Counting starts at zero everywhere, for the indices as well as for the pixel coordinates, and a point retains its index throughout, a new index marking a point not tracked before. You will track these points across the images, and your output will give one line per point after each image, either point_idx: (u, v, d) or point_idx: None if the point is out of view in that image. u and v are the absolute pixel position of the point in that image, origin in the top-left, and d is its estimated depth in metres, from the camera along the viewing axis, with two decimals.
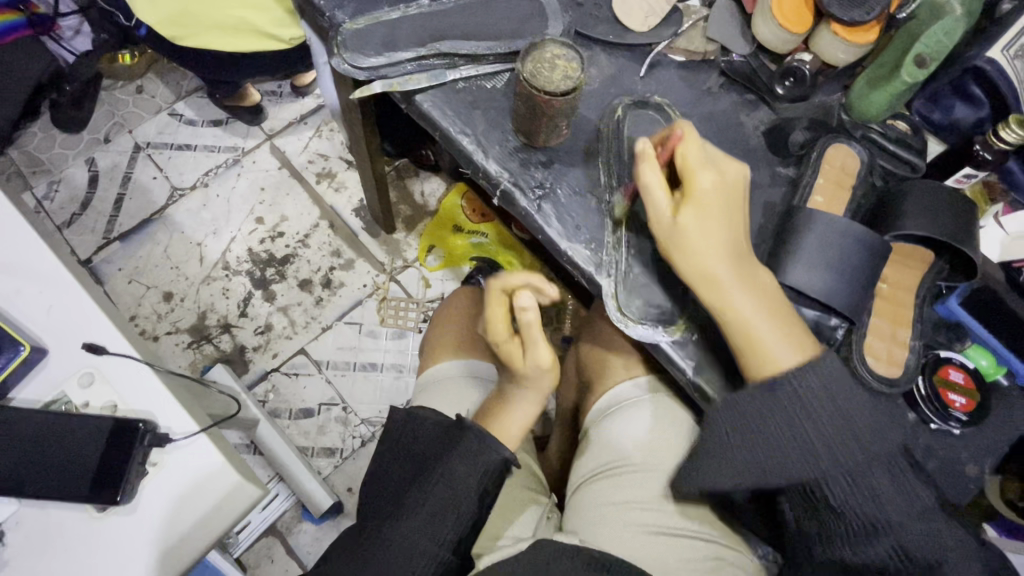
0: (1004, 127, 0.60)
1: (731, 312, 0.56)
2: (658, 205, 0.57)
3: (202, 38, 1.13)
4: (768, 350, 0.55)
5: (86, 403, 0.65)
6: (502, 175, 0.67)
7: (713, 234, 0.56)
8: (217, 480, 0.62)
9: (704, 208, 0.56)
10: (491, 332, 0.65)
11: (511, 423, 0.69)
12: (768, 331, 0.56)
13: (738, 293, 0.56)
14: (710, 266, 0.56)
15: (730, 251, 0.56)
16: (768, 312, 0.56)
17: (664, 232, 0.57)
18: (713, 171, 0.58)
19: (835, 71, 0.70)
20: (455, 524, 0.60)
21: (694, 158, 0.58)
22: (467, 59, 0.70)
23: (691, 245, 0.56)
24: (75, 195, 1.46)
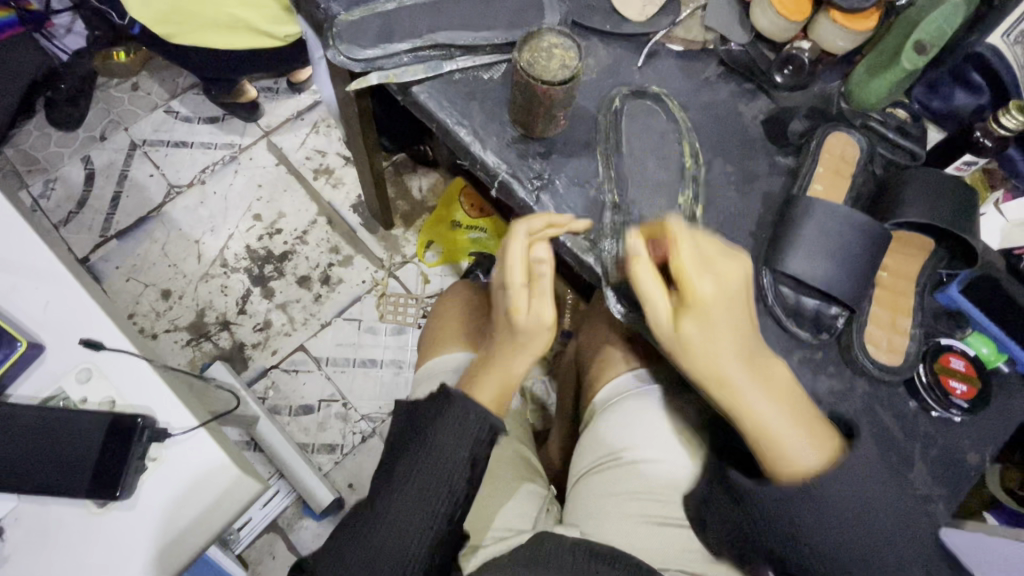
0: (1003, 113, 0.59)
1: (743, 417, 0.53)
2: (658, 311, 0.55)
3: (198, 36, 1.12)
4: (788, 455, 0.52)
5: (84, 399, 0.65)
6: (500, 166, 0.66)
7: (718, 341, 0.53)
8: (217, 474, 0.62)
9: (705, 316, 0.53)
10: (508, 270, 0.60)
11: (506, 373, 0.66)
12: (787, 435, 0.52)
13: (750, 397, 0.53)
14: (717, 371, 0.53)
15: (737, 354, 0.53)
16: (787, 412, 0.53)
17: (667, 340, 0.55)
18: (712, 275, 0.54)
19: (834, 60, 0.70)
20: (450, 496, 0.61)
21: (689, 262, 0.54)
22: (464, 50, 0.69)
23: (696, 351, 0.54)
24: (71, 193, 1.46)
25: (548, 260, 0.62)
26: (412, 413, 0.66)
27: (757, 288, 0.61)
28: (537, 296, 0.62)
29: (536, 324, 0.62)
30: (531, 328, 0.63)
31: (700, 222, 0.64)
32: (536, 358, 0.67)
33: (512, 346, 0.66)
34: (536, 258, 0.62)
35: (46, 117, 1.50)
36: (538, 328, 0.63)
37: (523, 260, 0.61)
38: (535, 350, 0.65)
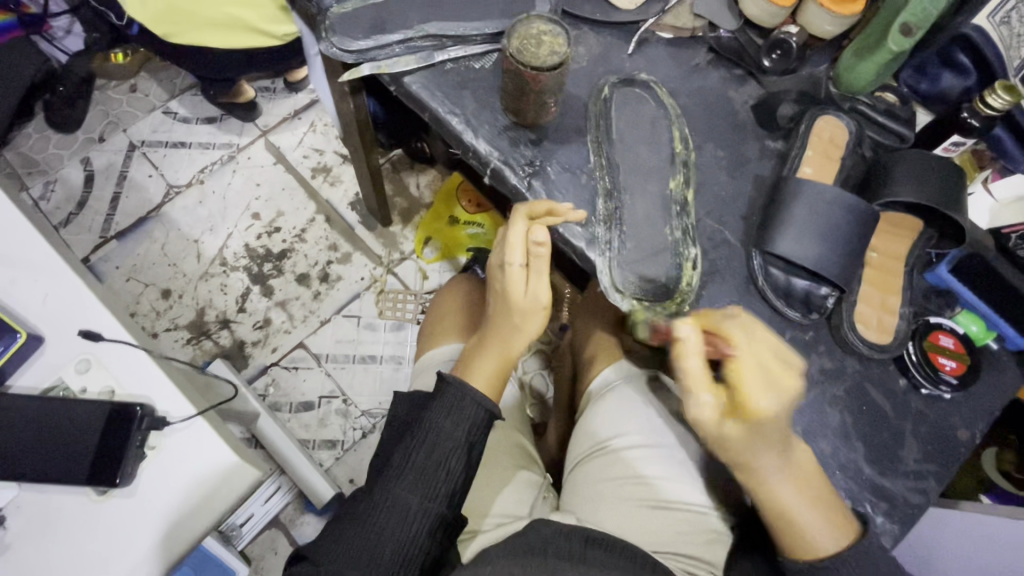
0: (990, 93, 0.60)
1: (767, 505, 0.54)
2: (699, 408, 0.53)
3: (196, 35, 1.13)
4: (806, 540, 0.53)
5: (83, 389, 0.66)
6: (491, 154, 0.67)
7: (759, 443, 0.51)
8: (216, 463, 0.63)
9: (758, 426, 0.50)
10: (509, 253, 0.63)
11: (495, 355, 0.68)
12: (809, 526, 0.52)
13: (781, 488, 0.53)
14: (749, 462, 0.53)
15: (777, 451, 0.52)
16: (813, 503, 0.53)
17: (706, 430, 0.53)
18: (774, 389, 0.50)
19: (822, 45, 0.71)
20: (448, 480, 0.61)
21: (749, 372, 0.50)
22: (455, 41, 0.70)
23: (732, 445, 0.53)
24: (71, 194, 1.47)
25: (547, 244, 0.61)
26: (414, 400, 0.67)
27: (747, 270, 0.62)
28: (534, 277, 0.64)
29: (531, 303, 0.65)
30: (527, 307, 0.66)
31: (691, 206, 0.65)
32: (531, 339, 0.69)
33: (506, 327, 0.68)
34: (535, 240, 0.62)
35: (45, 120, 1.51)
36: (533, 307, 0.66)
37: (523, 243, 0.63)
38: (529, 331, 0.68)
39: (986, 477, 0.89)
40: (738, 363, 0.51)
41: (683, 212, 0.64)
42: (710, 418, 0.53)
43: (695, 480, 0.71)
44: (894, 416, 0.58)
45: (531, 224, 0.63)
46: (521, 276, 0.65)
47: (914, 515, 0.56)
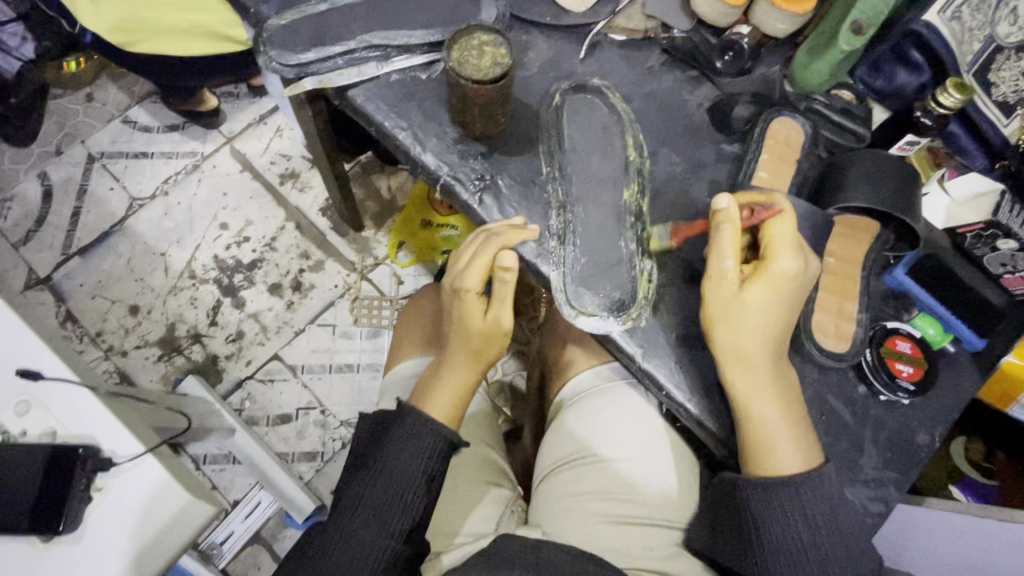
0: (942, 92, 0.58)
1: (753, 404, 0.55)
2: (724, 270, 0.55)
3: (161, 43, 1.03)
4: (772, 450, 0.54)
5: (24, 432, 0.63)
6: (440, 168, 0.65)
7: (765, 315, 0.55)
8: (165, 501, 0.61)
9: (774, 288, 0.54)
10: (463, 280, 0.64)
11: (444, 387, 0.68)
12: (783, 437, 0.54)
13: (762, 382, 0.54)
14: (748, 350, 0.54)
15: (773, 337, 0.55)
16: (787, 419, 0.55)
17: (721, 299, 0.56)
18: (801, 259, 0.55)
19: (776, 43, 0.69)
20: (404, 516, 0.61)
21: (781, 235, 0.55)
22: (401, 50, 0.67)
23: (738, 317, 0.55)
24: (30, 211, 1.41)
25: (514, 271, 0.61)
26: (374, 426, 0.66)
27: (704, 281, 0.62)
28: (498, 301, 0.64)
29: (492, 327, 0.65)
30: (487, 331, 0.65)
31: (646, 216, 0.63)
32: (492, 361, 0.69)
33: (467, 356, 0.68)
34: (503, 266, 0.60)
35: None
36: (494, 330, 0.65)
37: (483, 265, 0.62)
38: (492, 354, 0.68)
39: (957, 468, 0.90)
40: (771, 226, 0.56)
41: (638, 223, 0.63)
42: (730, 285, 0.55)
43: (661, 490, 0.70)
44: (855, 422, 0.57)
45: (495, 245, 0.61)
46: (478, 303, 0.65)
47: (873, 522, 0.56)
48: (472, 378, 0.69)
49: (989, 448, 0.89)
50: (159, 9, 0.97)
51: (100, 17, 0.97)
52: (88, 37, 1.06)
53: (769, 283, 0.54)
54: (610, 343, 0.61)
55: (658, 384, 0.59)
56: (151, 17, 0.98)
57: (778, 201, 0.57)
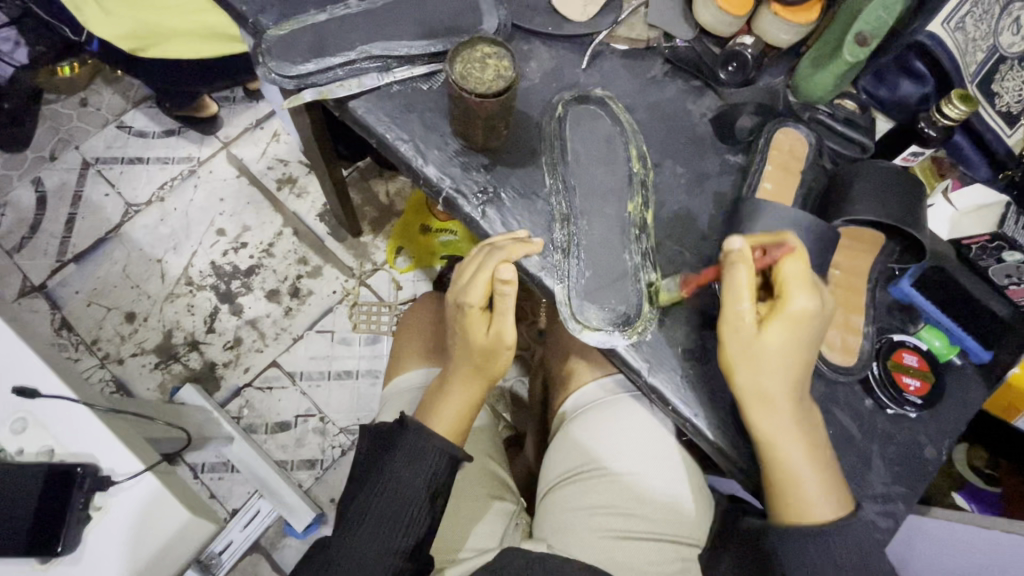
0: (947, 103, 0.58)
1: (782, 457, 0.53)
2: (743, 317, 0.53)
3: (173, 48, 1.00)
4: (801, 497, 0.53)
5: (20, 450, 0.62)
6: (443, 180, 0.64)
7: (787, 358, 0.53)
8: (165, 521, 0.60)
9: (793, 329, 0.53)
10: (467, 297, 0.63)
11: (449, 403, 0.68)
12: (810, 481, 0.53)
13: (787, 427, 0.53)
14: (771, 394, 0.53)
15: (795, 380, 0.53)
16: (815, 463, 0.53)
17: (740, 345, 0.54)
18: (818, 298, 0.53)
19: (779, 53, 0.69)
20: (406, 534, 0.60)
21: (796, 275, 0.53)
22: (402, 61, 0.67)
23: (758, 362, 0.53)
24: (23, 217, 1.40)
25: (513, 283, 0.59)
26: (376, 440, 0.66)
27: (709, 294, 0.61)
28: (500, 316, 0.63)
29: (494, 341, 0.64)
30: (490, 345, 0.65)
31: (650, 228, 0.63)
32: (495, 376, 0.68)
33: (473, 373, 0.67)
34: (502, 278, 0.60)
35: None
36: (497, 346, 0.64)
37: (485, 282, 0.61)
38: (495, 369, 0.67)
39: (959, 474, 0.90)
40: (784, 267, 0.54)
41: (642, 235, 0.62)
42: (750, 332, 0.53)
43: (665, 504, 0.70)
44: (862, 436, 0.57)
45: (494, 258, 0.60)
46: (482, 318, 0.65)
47: (881, 536, 0.56)
48: (476, 394, 0.68)
49: (992, 455, 0.90)
50: (171, 11, 0.96)
51: (114, 25, 0.96)
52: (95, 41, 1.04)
53: (792, 329, 0.53)
54: (615, 357, 0.61)
55: (664, 399, 0.59)
56: (163, 21, 0.97)
57: (790, 239, 0.55)
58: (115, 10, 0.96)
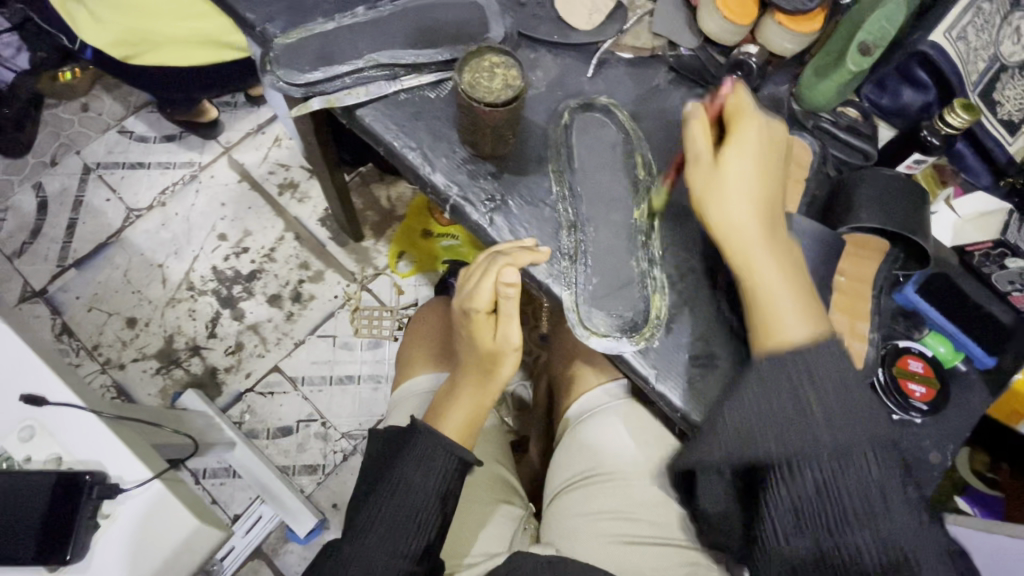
0: (949, 111, 0.59)
1: (755, 277, 0.56)
2: (698, 152, 0.58)
3: (167, 54, 1.00)
4: (777, 316, 0.55)
5: (27, 458, 0.62)
6: (450, 188, 0.65)
7: (749, 180, 0.57)
8: (174, 528, 0.60)
9: (748, 151, 0.57)
10: (473, 303, 0.63)
11: (457, 408, 0.68)
12: (786, 301, 0.55)
13: (758, 250, 0.56)
14: (737, 215, 0.56)
15: (759, 203, 0.57)
16: (790, 283, 0.55)
17: (703, 177, 0.58)
18: (765, 128, 0.58)
19: (783, 62, 0.69)
20: (417, 537, 0.60)
21: (743, 106, 0.59)
22: (409, 69, 0.67)
23: (723, 188, 0.57)
24: (24, 223, 1.40)
25: (517, 285, 0.60)
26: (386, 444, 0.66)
27: (715, 301, 0.62)
28: (506, 319, 0.63)
29: (500, 345, 0.65)
30: (496, 349, 0.65)
31: (656, 235, 0.63)
32: (503, 381, 0.69)
33: (480, 380, 0.68)
34: (505, 282, 0.60)
35: None
36: (504, 349, 0.65)
37: (492, 291, 0.62)
38: (502, 374, 0.67)
39: (960, 478, 0.92)
40: (733, 102, 0.59)
41: (649, 242, 0.63)
42: (707, 166, 0.58)
43: (672, 508, 0.70)
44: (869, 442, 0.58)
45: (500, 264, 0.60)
46: (490, 322, 0.65)
47: None
48: (486, 398, 0.69)
49: (994, 459, 0.91)
50: (165, 17, 0.95)
51: (108, 31, 0.96)
52: (89, 50, 1.00)
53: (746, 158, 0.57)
54: (622, 364, 0.61)
55: (671, 406, 0.59)
56: (158, 28, 0.96)
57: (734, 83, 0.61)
58: (109, 17, 0.95)
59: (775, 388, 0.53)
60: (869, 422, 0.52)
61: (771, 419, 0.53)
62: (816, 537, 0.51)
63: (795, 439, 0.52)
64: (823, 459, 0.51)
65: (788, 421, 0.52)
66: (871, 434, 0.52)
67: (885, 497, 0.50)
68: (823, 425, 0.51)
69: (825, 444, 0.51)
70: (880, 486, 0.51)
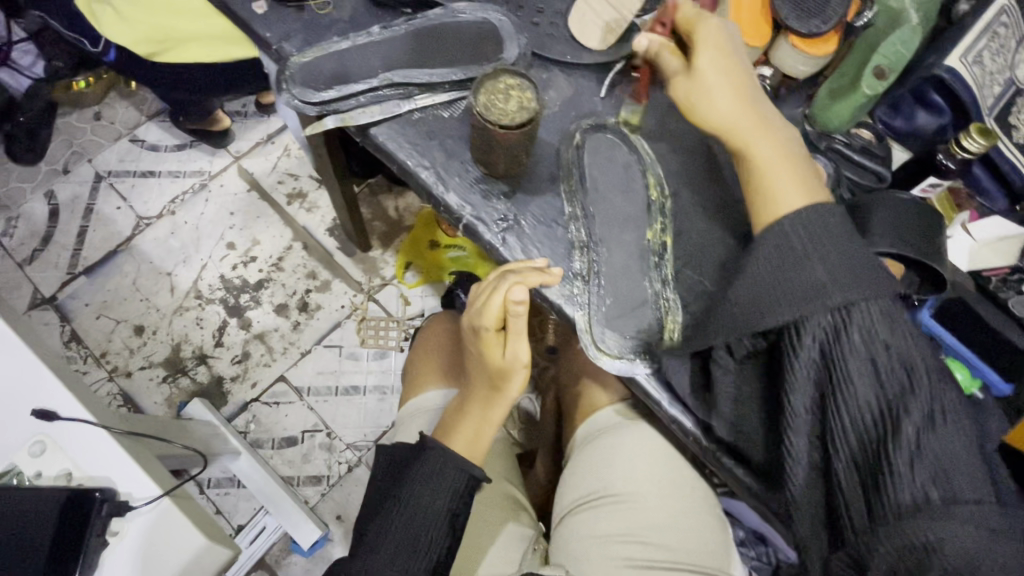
0: (966, 137, 0.61)
1: (753, 163, 0.59)
2: (672, 67, 0.61)
3: (186, 52, 0.94)
4: (777, 196, 0.57)
5: (37, 474, 0.61)
6: (463, 209, 0.65)
7: (724, 76, 0.59)
8: (182, 547, 0.60)
9: (715, 51, 0.59)
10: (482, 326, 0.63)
11: (466, 419, 0.68)
12: (784, 180, 0.57)
13: (752, 140, 0.59)
14: (724, 113, 0.59)
15: (738, 96, 0.59)
16: (785, 164, 0.58)
17: (683, 87, 0.61)
18: (717, 25, 0.61)
19: (797, 84, 0.68)
20: (428, 555, 0.60)
21: (692, 12, 0.62)
22: (423, 89, 0.67)
23: (703, 91, 0.59)
24: (35, 229, 1.40)
25: (526, 303, 0.59)
26: (395, 460, 0.66)
27: None
28: (514, 337, 0.63)
29: (510, 363, 0.64)
30: (505, 367, 0.65)
31: (669, 256, 0.63)
32: (511, 401, 0.68)
33: (491, 397, 0.68)
34: (514, 300, 0.59)
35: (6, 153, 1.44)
36: (513, 366, 0.64)
37: (500, 306, 0.61)
38: (510, 393, 0.67)
39: None
40: (681, 9, 0.62)
41: (661, 262, 0.63)
42: (684, 75, 0.61)
43: (681, 530, 0.70)
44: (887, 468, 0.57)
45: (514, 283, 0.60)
46: (497, 341, 0.65)
47: None
48: (501, 415, 0.69)
49: None
50: (182, 15, 0.91)
51: (132, 30, 0.94)
52: (112, 52, 1.04)
53: (715, 56, 0.59)
54: (635, 387, 0.62)
55: (684, 429, 0.60)
56: (176, 24, 0.92)
57: None
58: (132, 14, 0.93)
59: (776, 257, 0.53)
60: (875, 276, 0.51)
61: (775, 289, 0.52)
62: (829, 402, 0.49)
63: (797, 305, 0.51)
64: (824, 319, 0.50)
65: (788, 288, 0.52)
66: (876, 289, 0.50)
67: (891, 350, 0.49)
68: (829, 283, 0.51)
69: (829, 302, 0.50)
70: (888, 341, 0.49)
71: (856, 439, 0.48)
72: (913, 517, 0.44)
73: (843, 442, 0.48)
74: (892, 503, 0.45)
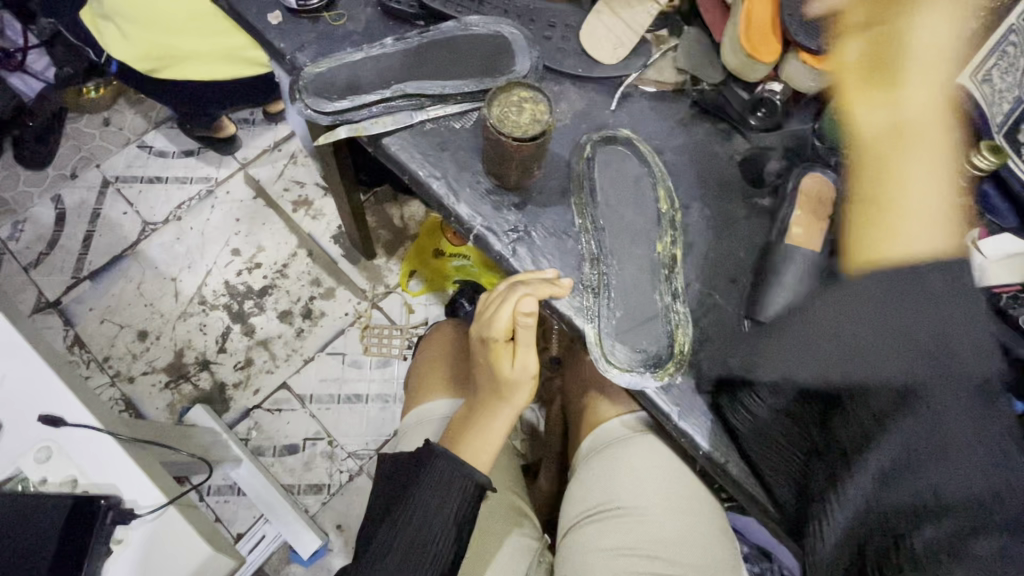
0: None
1: (874, 184, 0.54)
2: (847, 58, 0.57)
3: (189, 70, 0.96)
4: (902, 230, 0.51)
5: (42, 480, 0.61)
6: (474, 219, 0.65)
7: (889, 98, 0.55)
8: (185, 556, 0.59)
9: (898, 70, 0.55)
10: (491, 331, 0.62)
11: (473, 429, 0.68)
12: (916, 219, 0.51)
13: (914, 166, 0.53)
14: (893, 127, 0.54)
15: (920, 116, 0.54)
16: (936, 203, 0.52)
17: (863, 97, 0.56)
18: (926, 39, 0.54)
19: (806, 99, 0.69)
20: (434, 565, 0.59)
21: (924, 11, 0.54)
22: (435, 99, 0.68)
23: (878, 105, 0.55)
24: (42, 234, 1.41)
25: (536, 314, 0.59)
26: (401, 468, 0.65)
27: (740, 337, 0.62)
28: (524, 348, 0.63)
29: (519, 373, 0.64)
30: (514, 377, 0.64)
31: (679, 268, 0.63)
32: (518, 410, 0.68)
33: (497, 405, 0.67)
34: (524, 310, 0.59)
35: (14, 157, 1.45)
36: (522, 377, 0.64)
37: (510, 316, 0.61)
38: (517, 402, 0.67)
39: None
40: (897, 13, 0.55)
41: (671, 275, 0.63)
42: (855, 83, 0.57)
43: (687, 542, 0.69)
44: None
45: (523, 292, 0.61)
46: (507, 350, 0.64)
47: None
48: (508, 425, 0.68)
49: None
50: (187, 34, 0.92)
51: (132, 45, 0.93)
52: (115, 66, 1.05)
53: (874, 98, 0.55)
54: (645, 399, 0.61)
55: (693, 442, 0.59)
56: (178, 43, 0.93)
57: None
58: (131, 31, 0.93)
59: (883, 311, 0.48)
60: (977, 351, 0.46)
61: (865, 345, 0.48)
62: (896, 463, 0.44)
63: (891, 362, 0.47)
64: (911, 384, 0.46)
65: (885, 344, 0.47)
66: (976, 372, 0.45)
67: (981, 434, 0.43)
68: (943, 352, 0.46)
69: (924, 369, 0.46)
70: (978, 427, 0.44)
71: (913, 502, 0.43)
72: (936, 566, 0.41)
73: (891, 502, 0.44)
74: (913, 551, 0.42)
